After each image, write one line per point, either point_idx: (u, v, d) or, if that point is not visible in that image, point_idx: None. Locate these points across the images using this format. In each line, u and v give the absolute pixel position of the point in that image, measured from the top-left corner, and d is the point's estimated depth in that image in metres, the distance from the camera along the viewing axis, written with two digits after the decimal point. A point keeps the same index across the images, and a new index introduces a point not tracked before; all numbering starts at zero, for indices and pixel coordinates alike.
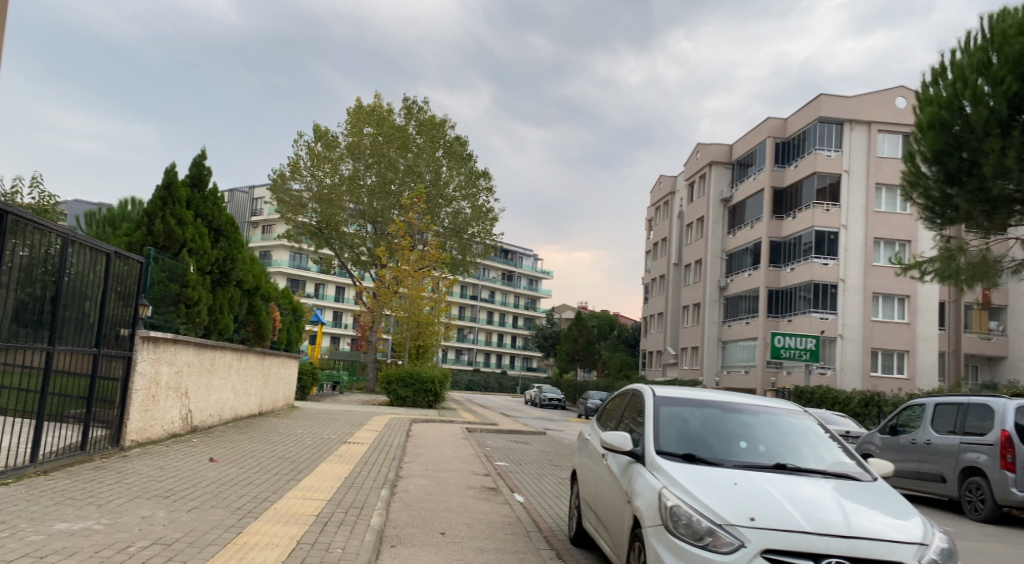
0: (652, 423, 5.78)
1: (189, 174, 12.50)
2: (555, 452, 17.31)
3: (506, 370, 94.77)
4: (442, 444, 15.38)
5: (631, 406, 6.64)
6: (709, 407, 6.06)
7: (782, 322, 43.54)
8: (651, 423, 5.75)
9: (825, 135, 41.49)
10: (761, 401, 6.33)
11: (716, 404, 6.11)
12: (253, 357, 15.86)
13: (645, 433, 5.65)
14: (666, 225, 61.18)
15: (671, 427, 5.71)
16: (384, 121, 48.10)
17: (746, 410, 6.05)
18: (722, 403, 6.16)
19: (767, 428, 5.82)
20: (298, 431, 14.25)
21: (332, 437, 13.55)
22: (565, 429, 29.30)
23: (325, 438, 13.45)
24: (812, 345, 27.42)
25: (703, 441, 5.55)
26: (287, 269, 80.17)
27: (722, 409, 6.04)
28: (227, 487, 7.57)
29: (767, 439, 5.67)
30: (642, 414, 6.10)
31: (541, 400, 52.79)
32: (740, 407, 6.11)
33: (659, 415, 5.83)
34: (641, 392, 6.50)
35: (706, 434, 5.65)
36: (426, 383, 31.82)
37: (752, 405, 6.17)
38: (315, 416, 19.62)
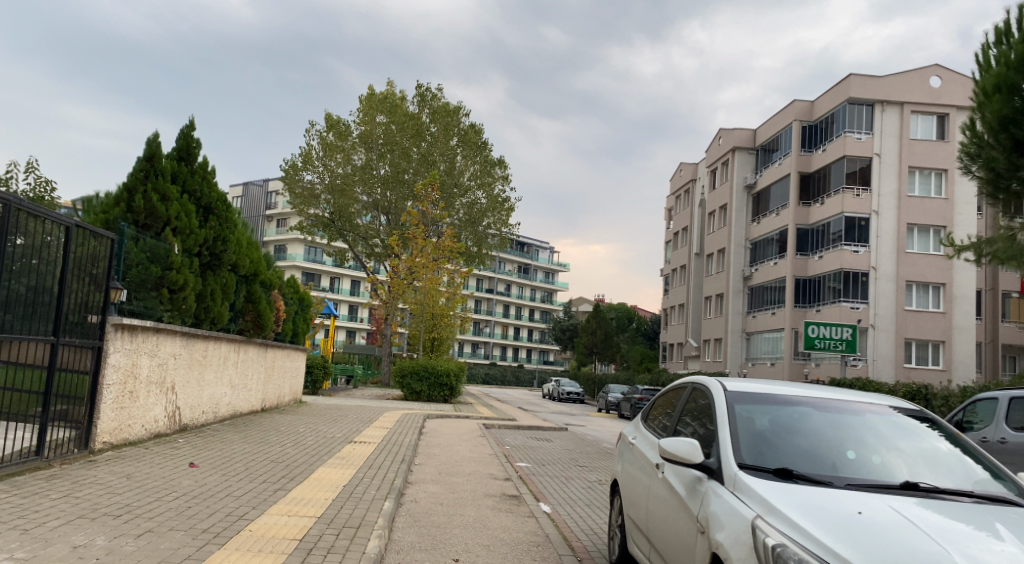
0: (728, 426, 4.45)
1: (175, 147, 11.33)
2: (580, 450, 15.98)
3: (523, 364, 93.59)
4: (457, 443, 14.14)
5: (693, 402, 5.32)
6: (796, 403, 4.73)
7: (810, 312, 41.90)
8: (727, 427, 4.42)
9: (855, 117, 39.74)
10: (861, 397, 4.99)
11: (804, 400, 4.78)
12: (254, 348, 14.73)
13: (720, 441, 4.33)
14: (686, 214, 59.49)
15: (755, 431, 4.38)
16: (397, 109, 46.84)
17: (843, 408, 4.74)
18: (814, 399, 4.82)
19: (876, 431, 4.49)
20: (300, 429, 13.08)
21: (336, 436, 12.36)
22: (587, 425, 27.97)
23: (329, 437, 12.26)
24: (848, 335, 25.88)
25: (798, 452, 4.22)
26: (301, 263, 79.46)
27: (816, 409, 4.69)
28: (199, 500, 6.36)
29: (876, 444, 4.34)
30: (710, 415, 4.76)
31: (559, 394, 51.55)
32: (838, 406, 4.76)
33: (735, 418, 4.50)
34: (706, 388, 5.14)
35: (799, 441, 4.32)
36: (441, 377, 30.66)
37: (848, 400, 4.85)
38: (323, 412, 18.48)
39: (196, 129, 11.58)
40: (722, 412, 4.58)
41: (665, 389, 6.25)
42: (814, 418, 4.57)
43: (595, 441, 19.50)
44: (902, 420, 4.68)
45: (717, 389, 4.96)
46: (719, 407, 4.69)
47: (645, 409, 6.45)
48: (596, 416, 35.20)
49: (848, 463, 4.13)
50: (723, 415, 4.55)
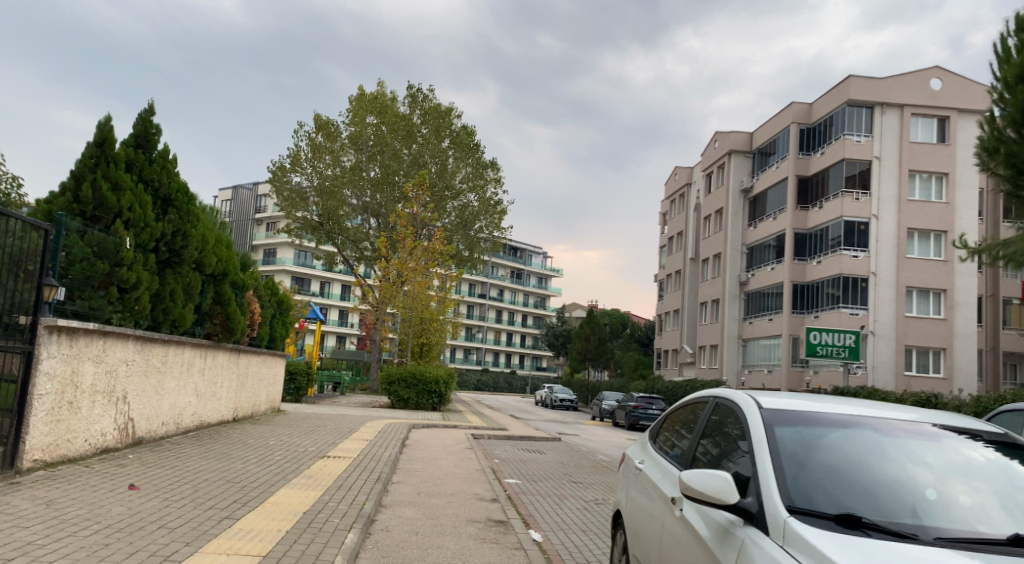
0: (769, 455, 3.47)
1: (133, 133, 10.28)
2: (574, 463, 14.97)
3: (515, 371, 92.54)
4: (442, 456, 13.14)
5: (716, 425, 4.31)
6: (845, 423, 3.74)
7: (808, 318, 41.16)
8: (769, 458, 3.41)
9: (854, 120, 39.05)
10: (929, 416, 3.98)
11: (851, 419, 3.80)
12: (223, 354, 13.69)
13: (764, 475, 3.32)
14: (682, 219, 58.67)
15: (804, 462, 3.39)
16: (387, 110, 45.90)
17: (896, 426, 3.76)
18: (872, 419, 3.82)
19: (940, 455, 3.52)
20: (269, 442, 12.05)
21: (307, 450, 11.36)
22: (580, 434, 27.00)
23: (299, 451, 11.27)
24: (851, 342, 24.95)
25: (862, 489, 3.23)
26: (291, 268, 78.34)
27: (877, 431, 3.69)
28: (123, 534, 5.34)
29: (944, 476, 3.36)
30: (743, 438, 3.79)
31: (552, 401, 50.60)
32: (907, 428, 3.75)
33: (778, 444, 3.52)
34: (736, 405, 4.15)
35: (857, 473, 3.34)
36: (430, 385, 29.66)
37: (902, 417, 3.86)
38: (301, 422, 17.45)
39: (155, 114, 10.51)
40: (761, 439, 3.56)
41: (678, 406, 5.28)
42: (868, 441, 3.59)
43: (589, 452, 18.53)
44: (968, 440, 3.71)
45: (751, 407, 3.94)
46: (755, 431, 3.68)
47: (653, 427, 5.48)
48: (590, 425, 34.25)
49: (919, 501, 3.17)
50: (763, 443, 3.53)
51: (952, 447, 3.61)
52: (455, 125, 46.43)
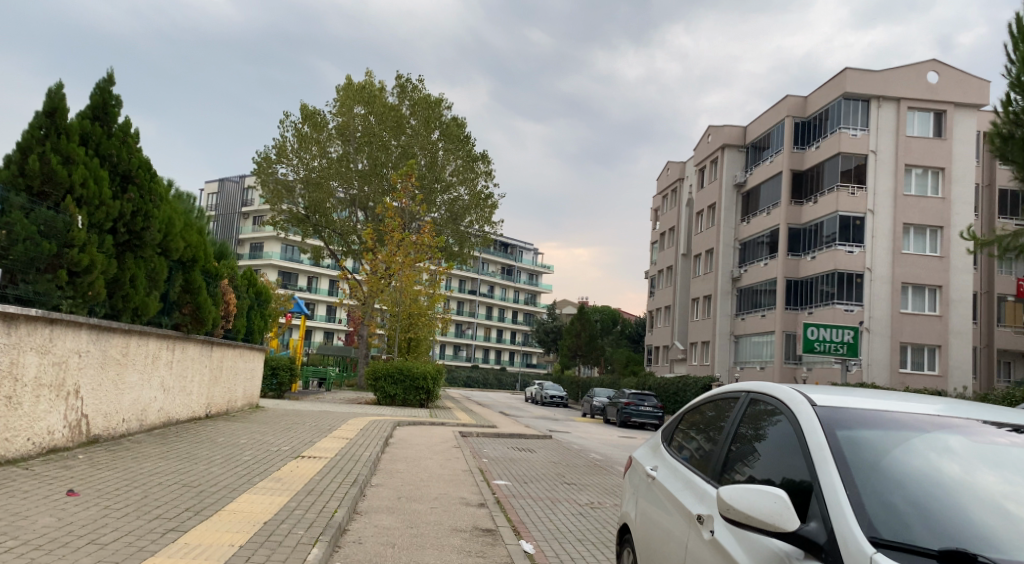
0: (835, 467, 2.67)
1: (90, 104, 9.42)
2: (566, 463, 14.25)
3: (505, 367, 91.82)
4: (427, 456, 12.37)
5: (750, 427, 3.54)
6: (889, 417, 3.00)
7: (802, 315, 40.69)
8: (837, 469, 2.63)
9: (851, 113, 38.52)
10: (1018, 419, 3.18)
11: (894, 414, 3.06)
12: (193, 347, 12.83)
13: (831, 494, 2.54)
14: (674, 214, 58.04)
15: (883, 479, 2.60)
16: (376, 100, 44.95)
17: (969, 427, 2.98)
18: (957, 422, 3.02)
19: (991, 447, 2.81)
20: (239, 440, 11.25)
21: (280, 449, 10.56)
22: (572, 431, 26.29)
23: (273, 449, 10.48)
24: (850, 338, 24.46)
25: (940, 502, 2.48)
26: (278, 262, 77.22)
27: (967, 436, 2.89)
28: (40, 552, 4.51)
29: None
30: (794, 443, 3.00)
31: (542, 398, 49.90)
32: (1002, 434, 2.95)
33: (846, 453, 2.72)
34: (781, 402, 3.34)
35: (926, 482, 2.58)
36: (417, 381, 28.83)
37: (974, 418, 3.08)
38: (279, 419, 16.62)
39: (115, 84, 9.63)
40: (820, 443, 2.78)
41: (695, 403, 4.54)
42: (923, 439, 2.85)
43: (582, 451, 17.80)
44: None
45: (801, 402, 3.16)
46: (809, 432, 2.90)
47: (665, 430, 4.74)
48: (581, 421, 33.58)
49: (992, 513, 2.43)
50: (824, 449, 2.75)
51: (1000, 439, 2.89)
52: (445, 116, 45.52)
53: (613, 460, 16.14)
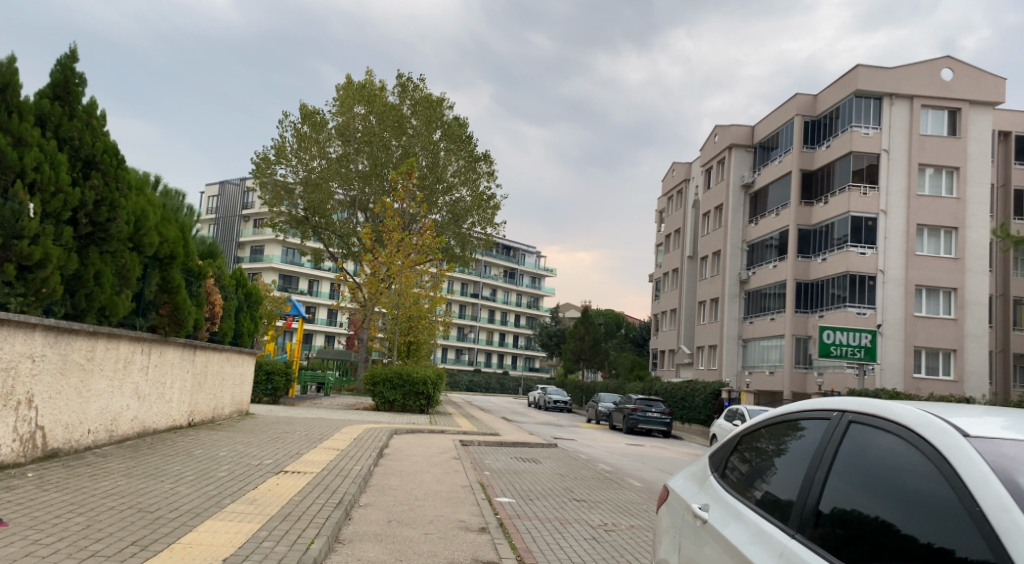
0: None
1: (49, 82, 8.50)
2: (573, 475, 13.30)
3: (507, 371, 90.90)
4: (424, 469, 11.45)
5: (848, 459, 2.53)
6: None
7: (812, 318, 39.72)
8: None
9: (862, 111, 37.58)
10: None
11: None
12: (171, 350, 11.85)
13: None
14: (679, 215, 57.06)
15: None
16: (376, 99, 44.00)
17: None
18: None
19: None
20: (216, 452, 10.27)
21: (259, 463, 9.56)
22: (578, 438, 25.37)
23: (251, 464, 9.47)
24: (867, 342, 23.51)
25: None
26: (279, 265, 76.42)
27: None
28: None
29: None
30: (939, 489, 2.00)
31: (545, 403, 48.97)
32: None
33: None
34: (899, 426, 2.35)
35: None
36: (417, 386, 27.88)
37: None
38: (270, 427, 15.71)
39: (78, 60, 8.71)
40: (1000, 495, 1.78)
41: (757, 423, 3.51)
42: None
43: (590, 461, 16.86)
44: None
45: (940, 428, 2.16)
46: (972, 478, 1.89)
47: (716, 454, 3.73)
48: (586, 427, 32.63)
49: None
50: (1009, 506, 1.74)
51: None
52: (447, 116, 44.62)
53: (623, 471, 15.20)
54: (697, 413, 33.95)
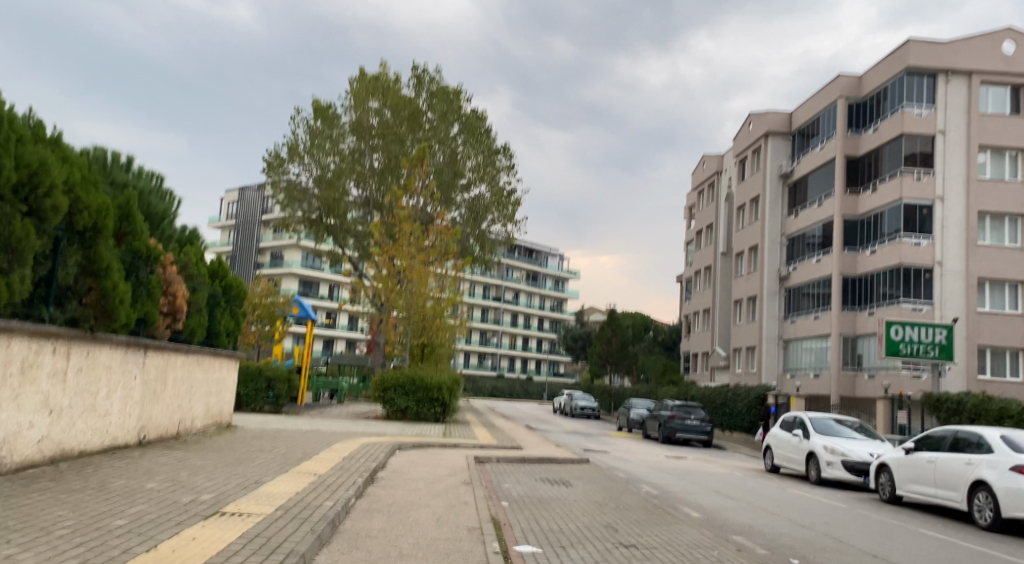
0: None
1: None
2: (614, 505, 10.64)
3: (531, 376, 88.25)
4: (426, 500, 8.91)
5: None
6: None
7: (862, 316, 36.63)
8: None
9: (915, 90, 34.48)
10: None
11: None
12: (104, 353, 9.40)
13: None
14: (711, 210, 53.99)
15: None
16: (391, 92, 41.56)
17: None
18: None
19: None
20: (142, 482, 7.71)
21: (189, 500, 6.97)
22: (611, 450, 22.65)
23: (177, 501, 6.91)
24: (943, 339, 20.48)
25: None
26: (298, 270, 74.77)
27: None
28: None
29: None
30: None
31: (572, 409, 46.30)
32: None
33: None
34: None
35: None
36: (432, 393, 25.30)
37: None
38: (250, 441, 13.27)
39: None
40: None
41: None
42: None
43: (632, 480, 14.18)
44: None
45: None
46: None
47: None
48: (617, 437, 29.85)
49: None
50: None
51: None
52: (464, 108, 42.14)
53: (672, 496, 12.45)
54: (740, 420, 31.03)
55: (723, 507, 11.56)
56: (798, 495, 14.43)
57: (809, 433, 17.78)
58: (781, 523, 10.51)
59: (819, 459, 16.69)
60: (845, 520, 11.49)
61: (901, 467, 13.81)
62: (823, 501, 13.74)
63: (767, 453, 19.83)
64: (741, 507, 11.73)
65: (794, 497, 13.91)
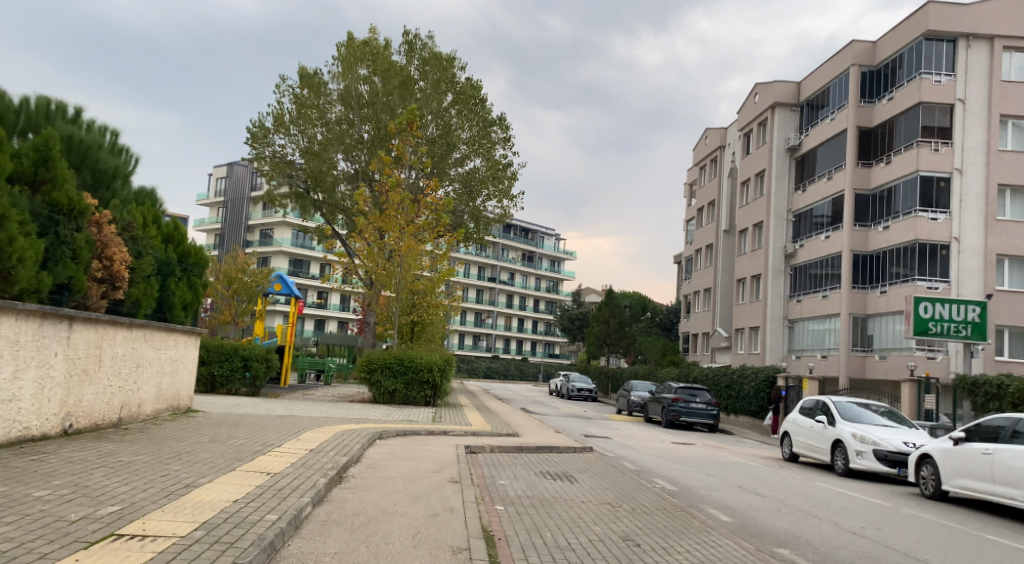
0: None
1: None
2: (630, 507, 8.96)
3: (527, 358, 86.82)
4: (405, 507, 7.19)
5: None
6: None
7: (873, 295, 35.14)
8: None
9: (934, 56, 32.66)
10: None
11: None
12: (9, 325, 7.57)
13: None
14: (715, 185, 52.14)
15: None
16: (381, 58, 39.36)
17: None
18: None
19: None
20: (28, 490, 5.88)
21: (76, 519, 5.15)
22: (614, 436, 21.03)
23: (60, 520, 5.09)
24: (976, 317, 18.84)
25: None
26: (288, 249, 72.88)
27: None
28: None
29: None
30: None
31: (568, 391, 44.81)
32: None
33: None
34: None
35: None
36: (421, 374, 23.60)
37: None
38: (206, 428, 11.56)
39: None
40: None
41: None
42: None
43: (642, 473, 12.56)
44: None
45: None
46: None
47: None
48: (617, 421, 28.29)
49: None
50: None
51: None
52: (458, 76, 40.08)
53: (693, 494, 10.75)
54: (747, 403, 29.51)
55: (755, 508, 9.92)
56: (829, 489, 12.83)
57: (834, 420, 16.19)
58: (828, 529, 8.86)
59: (847, 448, 15.13)
60: (898, 522, 9.86)
61: (948, 458, 12.21)
62: (859, 497, 12.14)
63: (784, 441, 18.31)
64: (775, 508, 10.06)
65: (826, 493, 12.29)
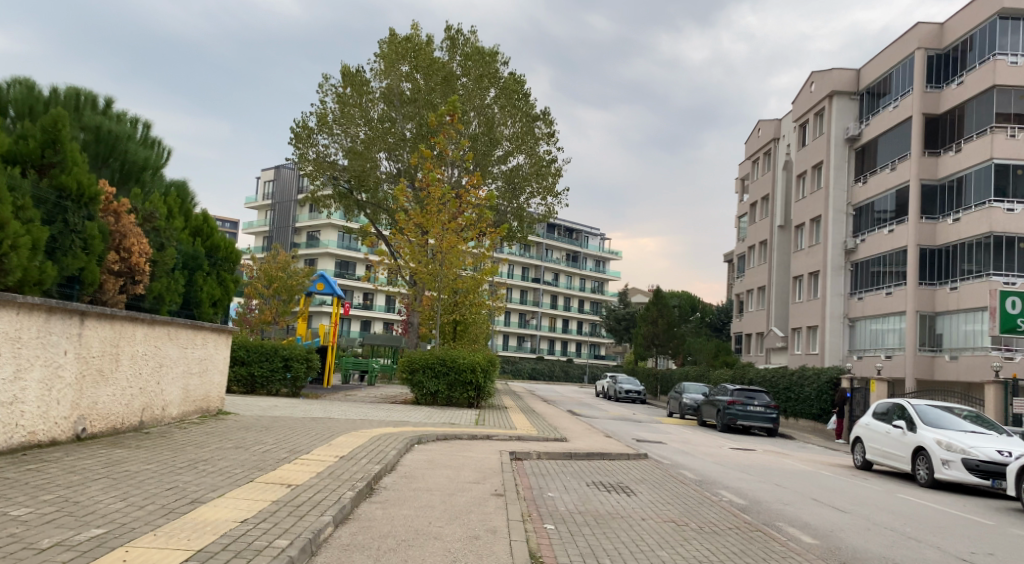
0: None
1: None
2: (698, 527, 7.85)
3: (572, 359, 85.54)
4: (443, 528, 6.22)
5: None
6: None
7: (941, 291, 33.02)
8: None
9: (1009, 36, 30.48)
10: None
11: None
12: (7, 320, 6.86)
13: None
14: (768, 179, 50.18)
15: None
16: (423, 54, 38.64)
17: None
18: None
19: None
20: (6, 508, 5.08)
21: (47, 546, 4.29)
22: (669, 441, 19.78)
23: (27, 548, 4.24)
24: None
25: None
26: (334, 250, 73.08)
27: None
28: None
29: None
30: None
31: (616, 393, 43.52)
32: None
33: None
34: None
35: None
36: (464, 375, 22.74)
37: None
38: (233, 431, 10.82)
39: None
40: None
41: None
42: None
43: (707, 484, 11.37)
44: None
45: None
46: None
47: None
48: (670, 424, 27.00)
49: None
50: None
51: None
52: (501, 71, 39.21)
53: (766, 510, 9.55)
54: (809, 406, 27.90)
55: (841, 527, 8.69)
56: (917, 504, 11.45)
57: (914, 425, 14.71)
58: (933, 553, 7.59)
59: (932, 457, 13.66)
60: (1011, 545, 8.51)
61: None
62: (954, 513, 10.75)
63: (855, 447, 16.87)
64: (864, 528, 8.81)
65: (915, 508, 10.94)
